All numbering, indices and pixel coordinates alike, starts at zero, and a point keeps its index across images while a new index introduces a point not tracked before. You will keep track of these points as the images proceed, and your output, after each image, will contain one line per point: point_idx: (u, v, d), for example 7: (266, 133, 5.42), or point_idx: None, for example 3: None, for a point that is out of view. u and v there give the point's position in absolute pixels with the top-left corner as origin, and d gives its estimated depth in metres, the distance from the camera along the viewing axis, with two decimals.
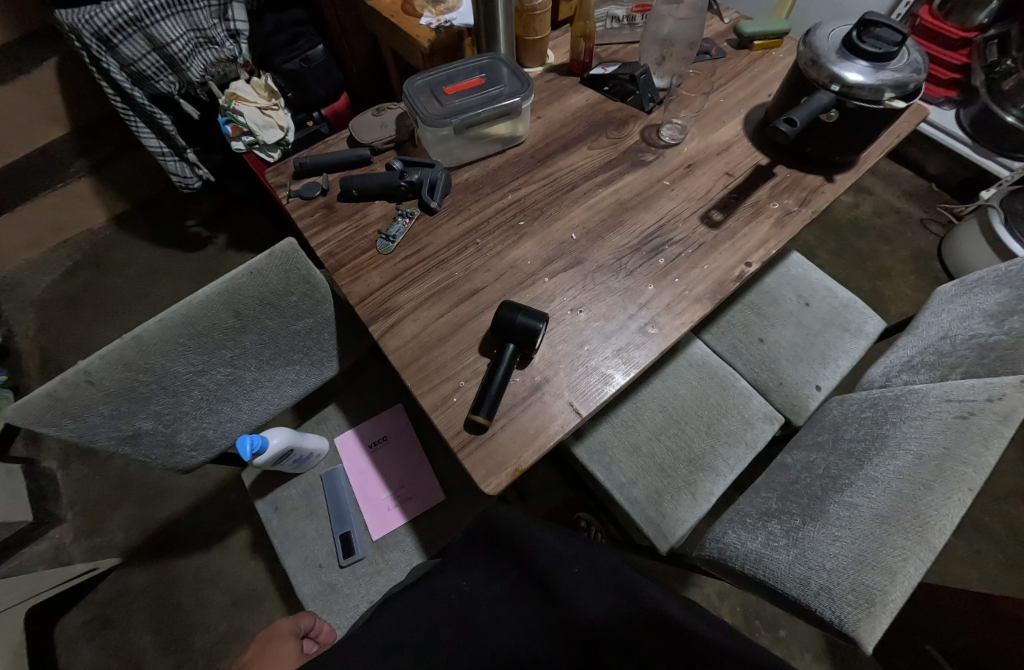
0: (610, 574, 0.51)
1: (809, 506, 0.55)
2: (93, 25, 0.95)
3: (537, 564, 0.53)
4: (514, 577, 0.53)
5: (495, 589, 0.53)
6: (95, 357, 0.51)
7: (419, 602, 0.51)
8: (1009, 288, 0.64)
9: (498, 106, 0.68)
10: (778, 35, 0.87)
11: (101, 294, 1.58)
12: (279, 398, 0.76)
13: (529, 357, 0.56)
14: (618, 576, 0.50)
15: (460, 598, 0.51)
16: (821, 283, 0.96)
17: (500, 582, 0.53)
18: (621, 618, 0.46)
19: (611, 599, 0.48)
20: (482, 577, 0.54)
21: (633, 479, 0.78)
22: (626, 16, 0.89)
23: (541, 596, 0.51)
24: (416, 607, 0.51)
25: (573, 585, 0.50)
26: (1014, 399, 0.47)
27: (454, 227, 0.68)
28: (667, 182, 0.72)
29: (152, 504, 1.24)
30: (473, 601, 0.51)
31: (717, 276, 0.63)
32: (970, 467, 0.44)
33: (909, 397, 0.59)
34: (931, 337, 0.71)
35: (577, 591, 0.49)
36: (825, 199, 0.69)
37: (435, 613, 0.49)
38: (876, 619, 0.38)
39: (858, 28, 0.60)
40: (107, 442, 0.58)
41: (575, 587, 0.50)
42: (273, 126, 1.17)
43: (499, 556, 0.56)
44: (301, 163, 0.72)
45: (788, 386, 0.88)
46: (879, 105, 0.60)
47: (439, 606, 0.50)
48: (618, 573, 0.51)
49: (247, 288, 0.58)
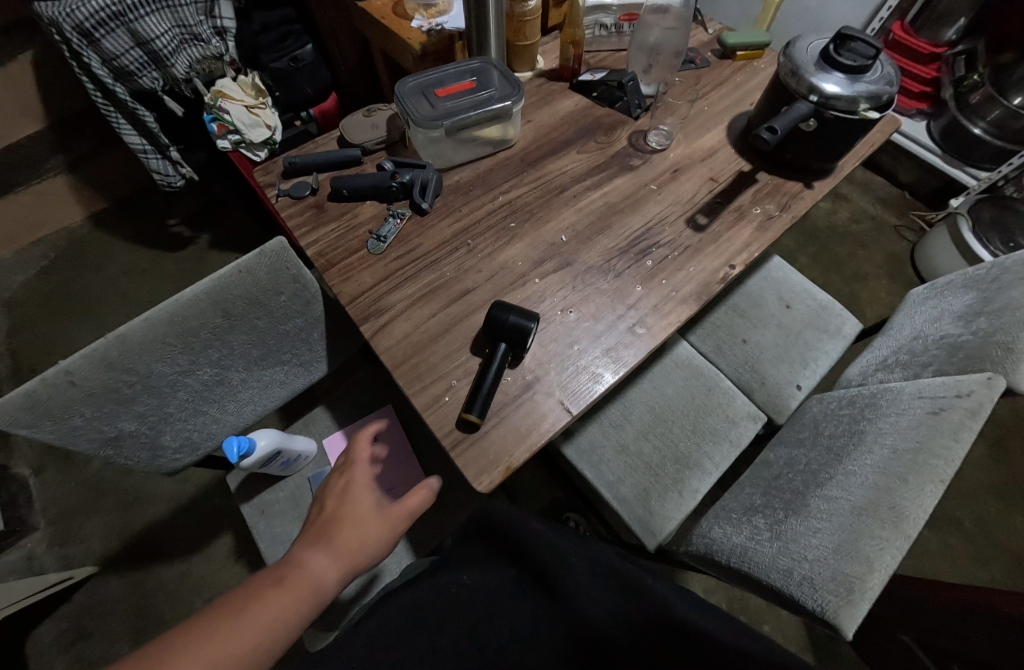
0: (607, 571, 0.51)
1: (790, 501, 0.56)
2: (75, 18, 0.93)
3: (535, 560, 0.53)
4: (512, 574, 0.54)
5: (495, 584, 0.53)
6: (77, 355, 0.50)
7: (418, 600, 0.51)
8: (976, 291, 0.68)
9: (489, 109, 0.69)
10: (760, 47, 0.90)
11: (78, 294, 1.54)
12: (267, 399, 0.75)
13: (520, 357, 0.57)
14: (614, 569, 0.52)
15: (460, 591, 0.52)
16: (800, 285, 1.00)
17: (498, 580, 0.53)
18: (619, 617, 0.46)
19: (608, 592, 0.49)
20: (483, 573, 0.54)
21: (622, 478, 0.80)
22: (614, 25, 0.91)
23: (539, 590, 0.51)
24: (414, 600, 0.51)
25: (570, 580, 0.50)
26: (981, 396, 0.49)
27: (445, 228, 0.68)
28: (654, 186, 0.73)
29: (130, 510, 1.21)
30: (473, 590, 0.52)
31: (702, 278, 0.64)
32: (940, 460, 0.46)
33: (884, 394, 0.62)
34: (904, 337, 0.74)
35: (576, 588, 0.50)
36: (804, 205, 0.72)
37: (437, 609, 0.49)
38: (854, 607, 0.40)
39: (835, 43, 0.63)
40: (88, 444, 0.56)
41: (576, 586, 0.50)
42: (260, 125, 1.16)
43: (497, 549, 0.57)
44: (290, 162, 0.72)
45: (770, 386, 0.90)
46: (855, 116, 0.63)
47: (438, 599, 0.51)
48: (614, 567, 0.52)
49: (235, 286, 0.57)
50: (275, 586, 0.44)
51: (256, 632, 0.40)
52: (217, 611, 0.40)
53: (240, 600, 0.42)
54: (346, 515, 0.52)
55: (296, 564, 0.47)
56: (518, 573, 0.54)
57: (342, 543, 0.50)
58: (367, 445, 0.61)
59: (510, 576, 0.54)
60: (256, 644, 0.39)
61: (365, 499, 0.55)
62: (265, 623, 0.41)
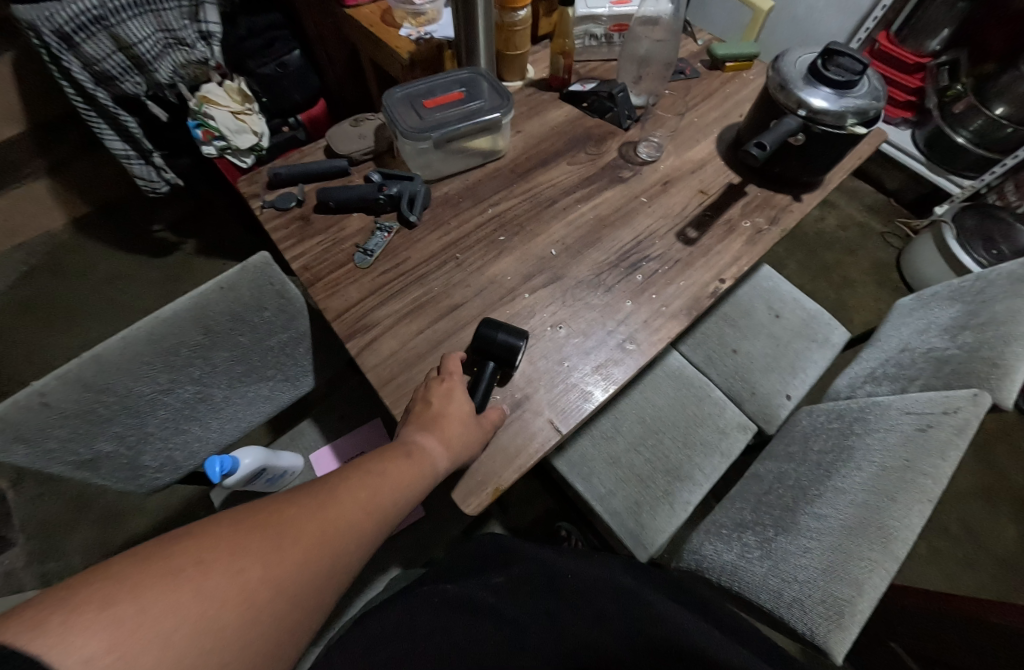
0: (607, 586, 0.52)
1: (781, 518, 0.56)
2: (54, 22, 0.89)
3: None
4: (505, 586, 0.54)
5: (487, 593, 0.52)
6: (50, 377, 0.48)
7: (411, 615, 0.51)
8: (962, 304, 0.68)
9: (478, 121, 0.68)
10: (748, 59, 0.91)
11: (59, 301, 1.50)
12: (251, 415, 0.73)
13: (508, 374, 0.56)
14: None
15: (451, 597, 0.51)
16: (789, 294, 1.00)
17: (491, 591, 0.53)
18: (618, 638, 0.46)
19: None
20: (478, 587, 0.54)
21: (612, 491, 0.79)
22: (604, 35, 0.91)
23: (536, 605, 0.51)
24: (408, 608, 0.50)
25: None
26: (967, 412, 0.49)
27: (433, 242, 0.67)
28: (644, 199, 0.73)
29: (113, 523, 1.18)
30: (464, 595, 0.51)
31: (693, 293, 0.64)
32: (928, 478, 0.46)
33: (872, 409, 0.62)
34: (891, 349, 0.75)
35: None
36: (793, 218, 0.72)
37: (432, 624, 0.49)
38: (845, 630, 0.40)
39: (822, 58, 0.64)
40: (64, 467, 0.55)
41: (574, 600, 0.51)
42: (246, 131, 1.15)
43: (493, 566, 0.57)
44: (274, 173, 0.71)
45: (760, 396, 0.91)
46: (843, 130, 0.63)
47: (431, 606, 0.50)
48: None
49: (216, 302, 0.56)
50: (400, 460, 0.45)
51: (396, 490, 0.43)
52: (355, 468, 0.43)
53: (379, 462, 0.44)
54: (447, 412, 0.49)
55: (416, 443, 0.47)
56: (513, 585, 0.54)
57: (443, 436, 0.47)
58: (459, 361, 0.55)
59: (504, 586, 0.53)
60: (392, 504, 0.42)
61: (462, 402, 0.51)
62: (394, 488, 0.43)
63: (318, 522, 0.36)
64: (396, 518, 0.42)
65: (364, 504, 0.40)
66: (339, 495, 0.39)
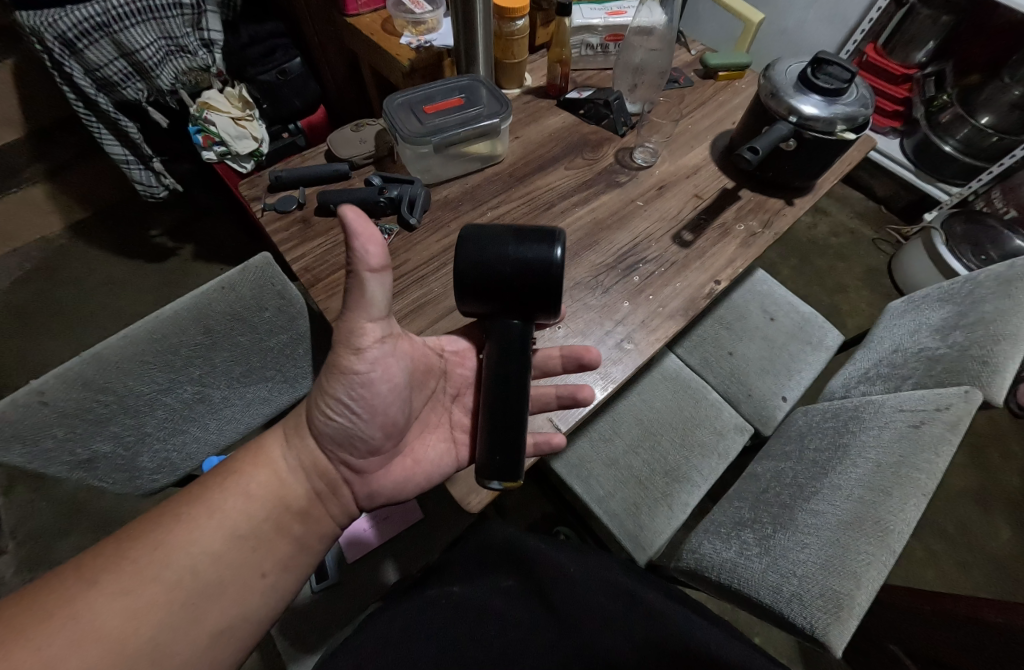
0: (608, 581, 0.53)
1: (778, 515, 0.57)
2: (57, 28, 0.90)
3: (534, 573, 0.55)
4: (505, 586, 0.55)
5: (485, 593, 0.54)
6: (50, 375, 0.49)
7: (414, 612, 0.51)
8: (952, 305, 0.70)
9: (477, 127, 0.70)
10: (740, 68, 0.93)
11: (55, 306, 1.49)
12: (249, 418, 0.73)
13: (556, 306, 0.48)
14: (613, 580, 0.53)
15: (452, 601, 0.52)
16: (784, 298, 1.01)
17: (491, 594, 0.54)
18: (633, 644, 0.46)
19: (611, 606, 0.51)
20: (481, 586, 0.55)
21: (611, 493, 0.79)
22: (600, 45, 0.93)
23: (539, 602, 0.52)
24: (411, 609, 0.51)
25: (566, 597, 0.52)
26: (959, 409, 0.50)
27: (433, 244, 0.69)
28: (641, 202, 0.75)
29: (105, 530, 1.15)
30: (468, 599, 0.53)
31: (688, 294, 0.65)
32: (922, 472, 0.47)
33: (868, 407, 0.63)
34: (884, 350, 0.76)
35: (578, 601, 0.51)
36: (786, 221, 0.74)
37: (435, 619, 0.50)
38: (844, 623, 0.40)
39: (811, 66, 0.66)
40: (61, 468, 0.54)
41: (574, 596, 0.52)
42: (246, 137, 1.16)
43: (493, 565, 0.58)
44: (275, 176, 0.72)
45: (757, 397, 0.91)
46: (832, 137, 0.65)
47: (434, 608, 0.51)
48: (610, 577, 0.54)
49: (216, 302, 0.57)
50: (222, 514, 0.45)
51: (190, 559, 0.41)
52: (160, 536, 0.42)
53: (178, 521, 0.43)
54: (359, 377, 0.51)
55: (249, 460, 0.49)
56: (515, 583, 0.55)
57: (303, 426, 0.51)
58: (472, 366, 0.61)
59: (506, 586, 0.55)
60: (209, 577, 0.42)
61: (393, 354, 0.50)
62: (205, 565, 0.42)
63: (32, 649, 0.34)
64: (203, 599, 0.41)
65: (165, 598, 0.39)
66: (84, 594, 0.37)
